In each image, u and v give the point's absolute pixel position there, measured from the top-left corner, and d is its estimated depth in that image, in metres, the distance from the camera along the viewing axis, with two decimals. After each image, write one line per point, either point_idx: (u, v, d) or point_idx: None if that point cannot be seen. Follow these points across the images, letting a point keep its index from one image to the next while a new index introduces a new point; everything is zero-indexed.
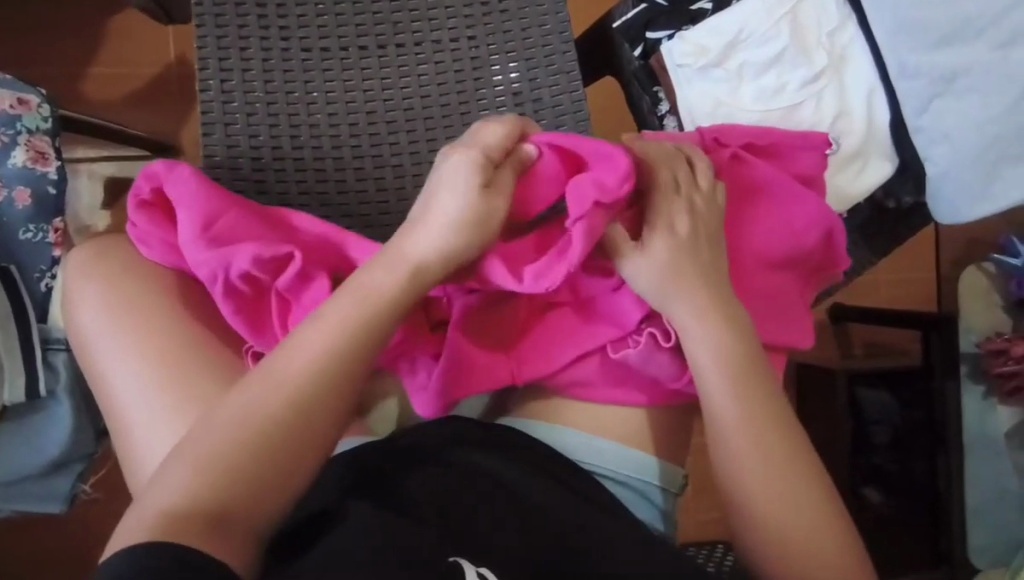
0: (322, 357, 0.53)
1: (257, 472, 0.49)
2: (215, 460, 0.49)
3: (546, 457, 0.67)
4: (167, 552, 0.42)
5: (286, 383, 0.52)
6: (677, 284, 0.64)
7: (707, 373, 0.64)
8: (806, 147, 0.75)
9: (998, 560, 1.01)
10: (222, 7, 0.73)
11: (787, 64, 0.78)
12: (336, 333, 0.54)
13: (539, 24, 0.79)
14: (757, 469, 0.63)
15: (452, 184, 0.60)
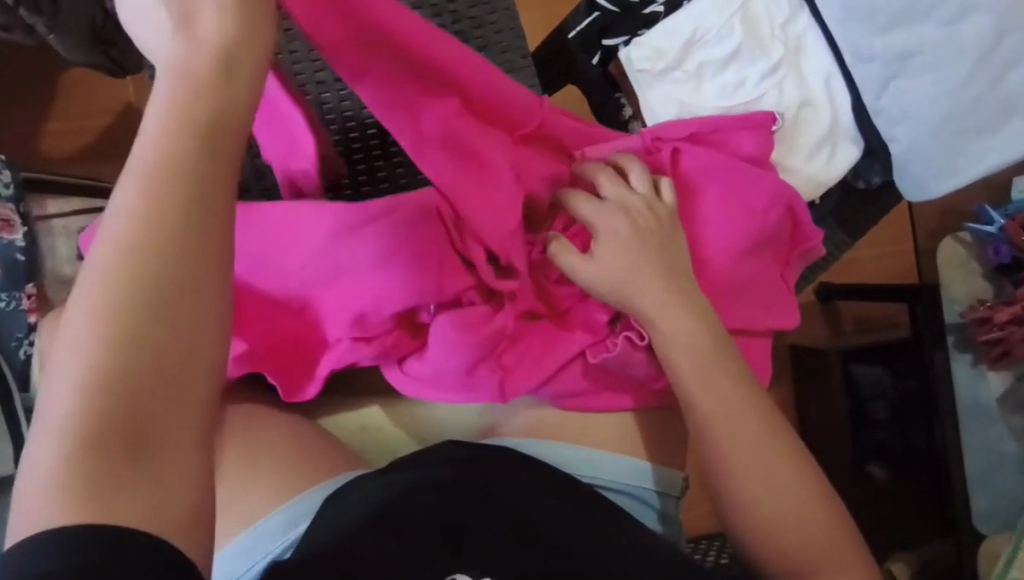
0: (175, 200, 0.37)
1: (153, 370, 0.34)
2: (107, 369, 0.34)
3: (537, 472, 0.66)
4: (104, 536, 0.31)
5: (148, 243, 0.36)
6: (629, 285, 0.65)
7: (676, 368, 0.64)
8: (744, 127, 0.74)
9: (1003, 524, 1.02)
10: None
11: (744, 59, 0.77)
12: (161, 167, 0.37)
13: (494, 41, 0.81)
14: (740, 465, 0.62)
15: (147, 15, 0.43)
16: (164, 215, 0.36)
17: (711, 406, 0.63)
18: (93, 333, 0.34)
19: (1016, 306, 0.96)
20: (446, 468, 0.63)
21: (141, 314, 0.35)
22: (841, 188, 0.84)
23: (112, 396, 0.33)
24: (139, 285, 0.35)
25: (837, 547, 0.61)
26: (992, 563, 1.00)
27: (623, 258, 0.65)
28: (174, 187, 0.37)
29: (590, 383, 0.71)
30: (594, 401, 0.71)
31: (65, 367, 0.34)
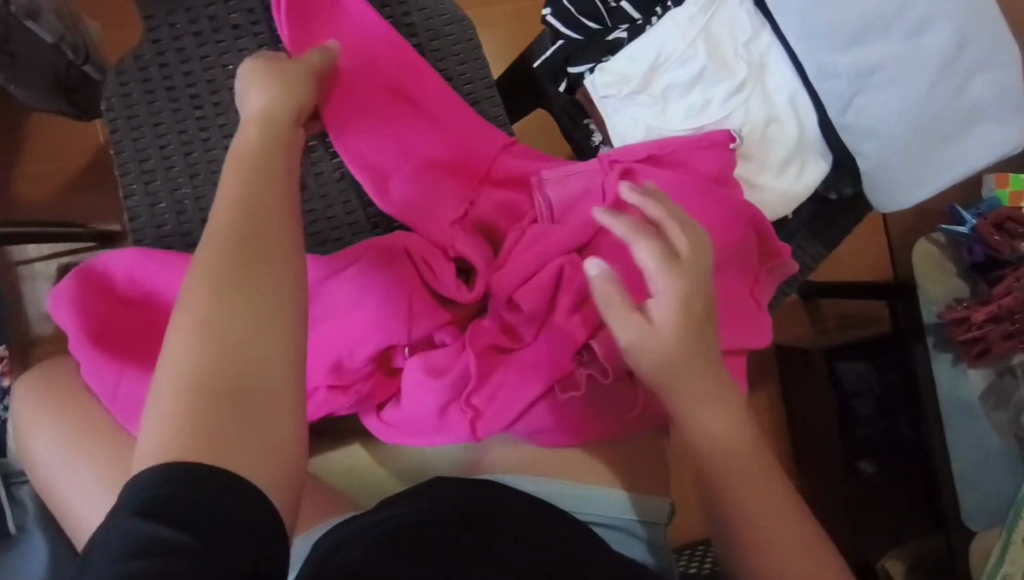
0: (255, 202, 0.51)
1: (249, 328, 0.47)
2: (215, 328, 0.46)
3: (527, 505, 0.67)
4: (192, 471, 0.42)
5: (243, 230, 0.49)
6: (684, 377, 0.56)
7: (700, 426, 0.58)
8: (704, 146, 0.73)
9: (992, 520, 1.03)
10: (132, 108, 0.73)
11: (708, 81, 0.77)
12: (247, 178, 0.52)
13: (460, 74, 0.81)
14: (750, 512, 0.58)
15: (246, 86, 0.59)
16: (247, 214, 0.50)
17: (705, 429, 0.58)
18: (197, 304, 0.47)
19: (992, 305, 0.97)
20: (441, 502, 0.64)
21: (225, 309, 0.47)
22: (814, 202, 0.84)
23: (220, 354, 0.45)
24: (231, 269, 0.48)
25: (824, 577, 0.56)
26: (984, 559, 1.01)
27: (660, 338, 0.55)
28: (250, 195, 0.51)
29: (573, 417, 0.71)
30: (576, 434, 0.71)
31: (185, 331, 0.46)
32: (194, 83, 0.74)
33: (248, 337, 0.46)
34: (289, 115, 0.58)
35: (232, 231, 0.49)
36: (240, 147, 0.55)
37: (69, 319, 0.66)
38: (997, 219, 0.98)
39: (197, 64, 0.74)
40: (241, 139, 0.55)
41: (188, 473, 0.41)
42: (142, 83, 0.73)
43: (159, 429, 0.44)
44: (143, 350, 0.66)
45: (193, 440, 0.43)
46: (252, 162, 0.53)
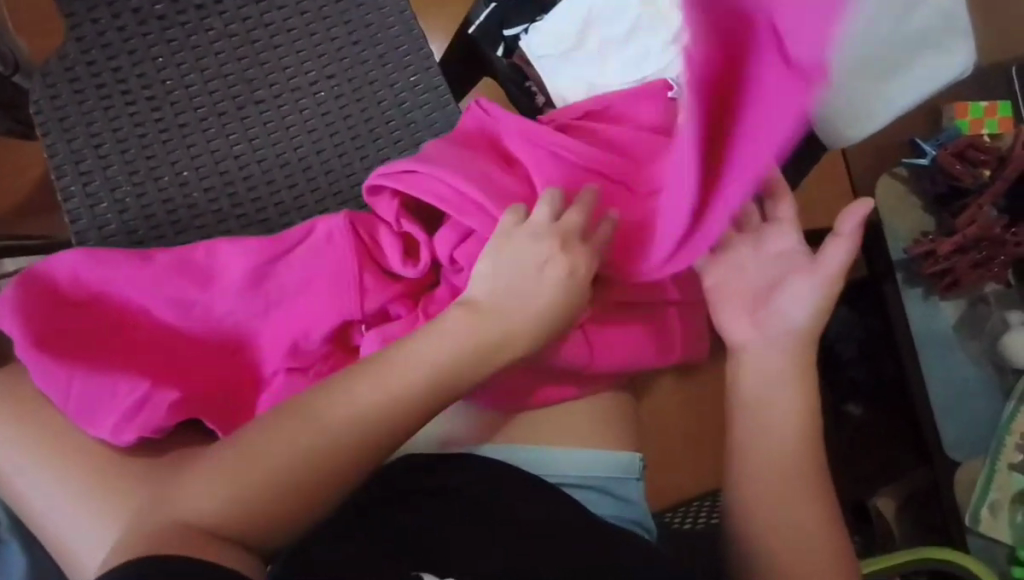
0: (385, 399, 0.60)
1: (315, 445, 0.58)
2: (303, 427, 0.59)
3: (505, 472, 0.68)
4: (145, 563, 0.49)
5: (380, 389, 0.60)
6: (785, 368, 0.72)
7: (774, 408, 0.72)
8: (639, 97, 0.73)
9: (976, 449, 1.03)
10: (64, 110, 0.72)
11: (645, 31, 0.75)
12: (430, 364, 0.61)
13: (395, 46, 0.79)
14: (774, 484, 0.70)
15: (518, 255, 0.63)
16: (377, 407, 0.60)
17: (770, 421, 0.72)
18: (322, 402, 0.60)
19: (958, 236, 0.97)
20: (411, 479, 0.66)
21: (311, 419, 0.59)
22: None
23: (285, 446, 0.58)
24: (358, 404, 0.59)
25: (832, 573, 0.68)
26: (969, 487, 1.02)
27: (797, 328, 0.72)
28: (405, 397, 0.61)
29: (527, 380, 0.71)
30: (535, 399, 0.72)
31: (292, 413, 0.59)
32: (124, 79, 0.74)
33: (316, 444, 0.58)
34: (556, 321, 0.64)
35: (385, 395, 0.60)
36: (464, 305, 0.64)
37: (12, 324, 0.65)
38: (957, 149, 0.98)
39: (126, 60, 0.74)
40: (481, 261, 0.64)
41: (139, 566, 0.48)
42: (69, 83, 0.73)
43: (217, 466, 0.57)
44: (94, 351, 0.66)
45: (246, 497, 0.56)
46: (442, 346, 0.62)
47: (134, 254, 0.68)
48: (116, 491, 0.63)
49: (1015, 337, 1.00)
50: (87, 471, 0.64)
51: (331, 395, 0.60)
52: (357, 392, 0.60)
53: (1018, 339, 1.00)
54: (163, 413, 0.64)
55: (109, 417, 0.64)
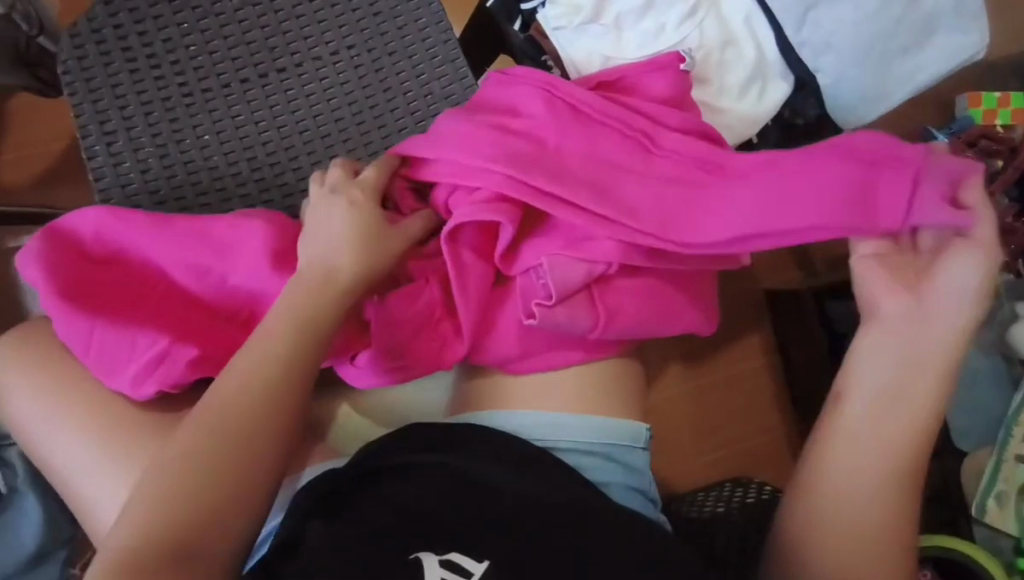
0: (259, 384, 0.61)
1: (228, 450, 0.59)
2: (217, 433, 0.59)
3: (512, 447, 0.69)
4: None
5: (257, 381, 0.61)
6: (915, 356, 0.64)
7: (889, 392, 0.64)
8: (651, 72, 0.74)
9: (983, 439, 1.03)
10: (91, 71, 0.75)
11: (661, 5, 0.77)
12: (280, 345, 0.62)
13: (414, 18, 0.81)
14: (863, 472, 0.64)
15: (326, 220, 0.67)
16: (258, 400, 0.61)
17: (879, 420, 0.64)
18: (223, 409, 0.60)
19: None
20: (419, 454, 0.68)
21: (218, 425, 0.60)
22: (780, 125, 0.83)
23: (212, 457, 0.58)
24: (245, 403, 0.60)
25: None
26: (976, 476, 1.01)
27: (959, 317, 0.63)
28: (279, 371, 0.62)
29: (528, 346, 0.72)
30: (539, 362, 0.73)
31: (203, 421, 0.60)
32: (149, 43, 0.76)
33: (233, 448, 0.59)
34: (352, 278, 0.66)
35: (254, 383, 0.61)
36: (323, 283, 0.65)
37: (37, 276, 0.67)
38: (970, 139, 0.99)
39: (152, 24, 0.76)
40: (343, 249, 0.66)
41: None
42: (97, 46, 0.75)
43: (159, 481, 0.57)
44: (114, 306, 0.68)
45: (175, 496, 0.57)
46: (295, 327, 0.63)
47: (151, 217, 0.69)
48: (133, 439, 0.65)
49: None
50: (102, 422, 0.65)
51: (215, 390, 0.61)
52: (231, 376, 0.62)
53: None
54: (180, 367, 0.66)
55: (128, 368, 0.65)
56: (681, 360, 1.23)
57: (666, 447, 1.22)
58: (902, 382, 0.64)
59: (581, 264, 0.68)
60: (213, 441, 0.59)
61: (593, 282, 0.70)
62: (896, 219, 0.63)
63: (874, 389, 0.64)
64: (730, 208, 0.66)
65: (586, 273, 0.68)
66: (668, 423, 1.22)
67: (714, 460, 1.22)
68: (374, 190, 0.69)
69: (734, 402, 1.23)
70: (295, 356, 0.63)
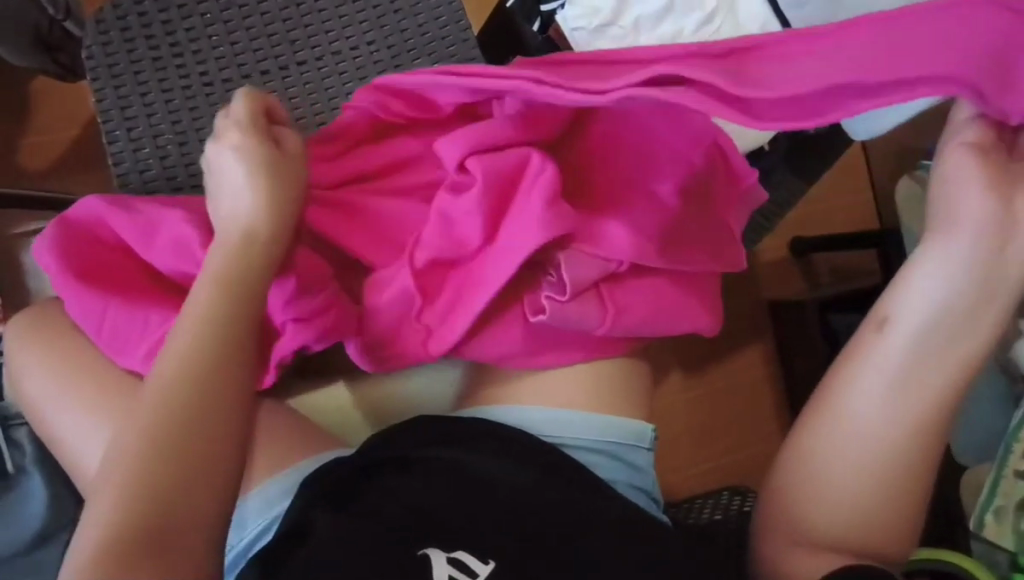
0: (197, 378, 0.58)
1: (181, 449, 0.56)
2: (159, 433, 0.56)
3: (517, 443, 0.69)
4: None
5: (190, 375, 0.58)
6: (974, 288, 0.63)
7: (932, 330, 0.64)
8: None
9: (983, 454, 1.05)
10: (114, 57, 0.75)
11: (679, 11, 0.78)
12: (207, 336, 0.60)
13: (434, 17, 0.82)
14: (887, 405, 0.66)
15: (229, 169, 0.64)
16: (193, 394, 0.58)
17: (913, 351, 0.65)
18: (160, 408, 0.57)
19: None
20: (422, 449, 0.68)
21: (165, 422, 0.56)
22: (792, 134, 0.84)
23: (173, 457, 0.55)
24: (184, 399, 0.57)
25: (889, 524, 0.67)
26: (975, 490, 1.02)
27: None
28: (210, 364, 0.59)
29: (535, 341, 0.73)
30: (547, 359, 0.73)
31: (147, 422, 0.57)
32: (172, 31, 0.77)
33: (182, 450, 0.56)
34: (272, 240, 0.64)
35: (185, 379, 0.58)
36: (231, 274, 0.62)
37: (51, 261, 0.68)
38: None
39: (176, 12, 0.77)
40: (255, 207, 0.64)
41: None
42: (121, 32, 0.76)
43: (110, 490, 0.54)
44: (132, 289, 0.68)
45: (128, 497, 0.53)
46: (220, 319, 0.60)
47: (144, 220, 0.69)
48: None
49: None
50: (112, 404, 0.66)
51: (156, 393, 0.58)
52: (167, 369, 0.59)
53: None
54: None
55: (142, 350, 0.66)
56: (682, 367, 1.23)
57: (664, 455, 1.21)
58: (959, 304, 0.63)
59: (595, 260, 0.69)
60: (155, 440, 0.56)
61: (602, 280, 0.71)
62: (1001, 104, 0.56)
63: (930, 311, 0.64)
64: (872, 54, 0.55)
65: (599, 270, 0.70)
66: (669, 429, 1.22)
67: (713, 468, 1.22)
68: (252, 129, 0.65)
69: (734, 410, 1.24)
70: (225, 358, 0.60)
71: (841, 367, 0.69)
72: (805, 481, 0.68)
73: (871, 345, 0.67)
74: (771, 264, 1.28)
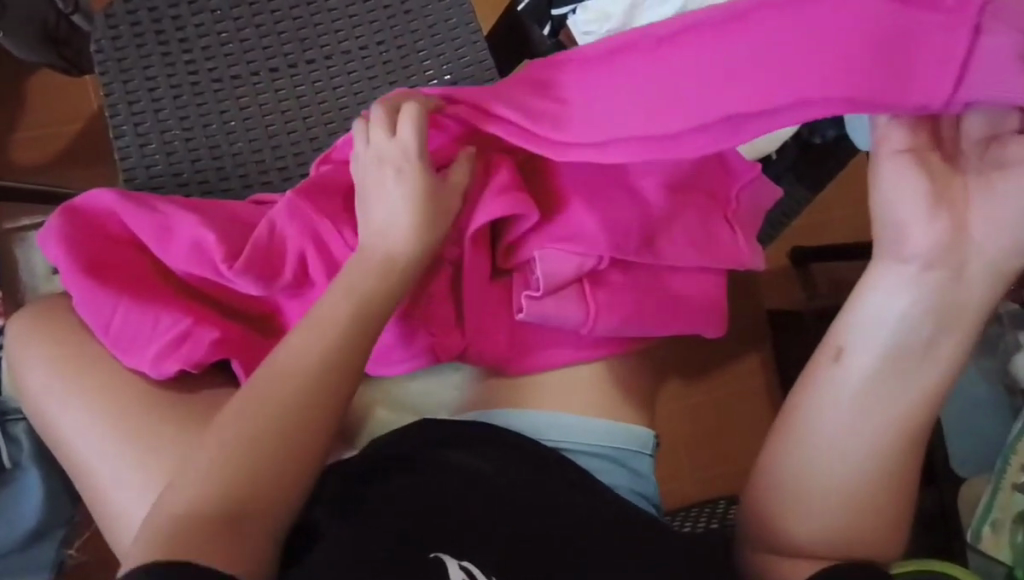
0: (297, 391, 0.59)
1: (275, 454, 0.57)
2: (258, 436, 0.57)
3: (522, 445, 0.69)
4: (183, 569, 0.48)
5: (293, 384, 0.59)
6: (931, 310, 0.59)
7: (890, 357, 0.61)
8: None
9: (981, 467, 1.04)
10: (123, 51, 0.75)
11: (690, 19, 0.80)
12: (316, 358, 0.60)
13: (445, 19, 0.81)
14: (856, 420, 0.63)
15: (388, 192, 0.66)
16: (295, 410, 0.58)
17: (876, 379, 0.62)
18: (263, 410, 0.58)
19: None
20: (426, 449, 0.67)
21: (263, 425, 0.57)
22: (798, 144, 0.85)
23: (250, 450, 0.56)
24: (284, 408, 0.58)
25: (872, 531, 0.65)
26: (974, 503, 1.01)
27: (994, 250, 0.57)
28: (319, 381, 0.59)
29: (531, 340, 0.73)
30: (547, 362, 0.73)
31: (241, 417, 0.58)
32: (182, 27, 0.76)
33: (271, 457, 0.56)
34: (409, 271, 0.65)
35: (289, 395, 0.58)
36: (351, 298, 0.63)
37: (58, 253, 0.67)
38: None
39: (186, 8, 0.76)
40: (401, 235, 0.65)
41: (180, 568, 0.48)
42: (130, 27, 0.75)
43: (197, 470, 0.56)
44: (139, 286, 0.68)
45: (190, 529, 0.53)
46: (330, 343, 0.61)
47: (156, 221, 0.69)
48: (148, 422, 0.64)
49: None
50: (113, 402, 0.65)
51: (256, 394, 0.59)
52: (269, 379, 0.59)
53: None
54: (206, 348, 0.66)
55: (148, 348, 0.65)
56: (683, 374, 1.23)
57: (661, 462, 1.21)
58: (916, 329, 0.60)
59: (573, 257, 0.69)
60: (238, 465, 0.56)
61: (585, 277, 0.71)
62: (938, 94, 0.54)
63: (880, 343, 0.61)
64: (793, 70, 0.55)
65: (577, 267, 0.70)
66: (668, 436, 1.22)
67: (712, 476, 1.22)
68: (418, 143, 0.65)
69: (735, 417, 1.24)
70: (332, 382, 0.60)
71: (796, 395, 0.66)
72: (775, 495, 0.66)
73: (828, 377, 0.64)
74: (771, 272, 1.29)
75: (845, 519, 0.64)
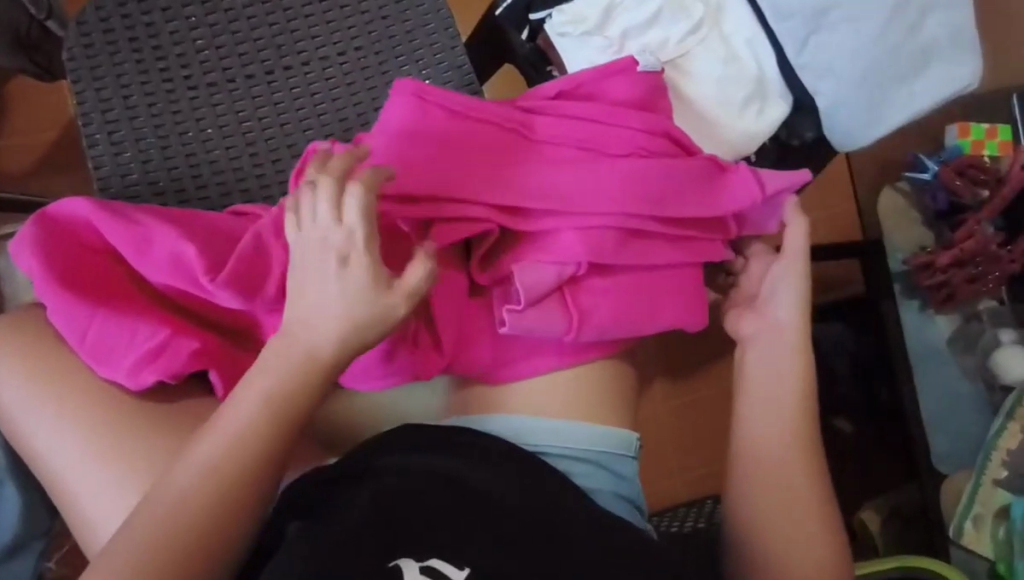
0: (253, 434, 0.59)
1: (231, 491, 0.57)
2: (213, 471, 0.57)
3: (502, 450, 0.69)
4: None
5: (252, 424, 0.59)
6: (782, 363, 0.74)
7: (775, 386, 0.73)
8: (606, 76, 0.76)
9: (961, 463, 1.05)
10: (96, 59, 0.74)
11: (665, 21, 0.81)
12: (272, 397, 0.60)
13: (423, 24, 0.81)
14: (783, 427, 0.73)
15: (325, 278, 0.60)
16: (252, 450, 0.59)
17: (769, 405, 0.73)
18: (218, 451, 0.58)
19: (955, 249, 1.01)
20: (405, 455, 0.67)
21: (222, 466, 0.58)
22: (776, 145, 0.84)
23: (208, 488, 0.57)
24: (240, 450, 0.58)
25: (813, 542, 0.70)
26: (955, 500, 1.02)
27: (793, 322, 0.75)
28: (270, 420, 0.59)
29: (510, 351, 0.73)
30: (526, 369, 0.73)
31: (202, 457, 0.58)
32: (156, 34, 0.76)
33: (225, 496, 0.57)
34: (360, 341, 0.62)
35: (243, 440, 0.59)
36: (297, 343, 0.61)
37: (32, 263, 0.66)
38: (958, 166, 1.03)
39: (160, 15, 0.76)
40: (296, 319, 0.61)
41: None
42: (104, 34, 0.74)
43: (155, 506, 0.56)
44: (116, 296, 0.67)
45: (178, 520, 0.56)
46: (288, 385, 0.60)
47: (134, 237, 0.67)
48: (127, 433, 0.64)
49: (1005, 354, 1.03)
50: (89, 413, 0.64)
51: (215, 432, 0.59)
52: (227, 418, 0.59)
53: (1009, 355, 1.02)
54: (184, 359, 0.66)
55: (125, 359, 0.65)
56: (667, 375, 1.24)
57: (647, 463, 1.22)
58: (776, 377, 0.74)
59: (550, 266, 0.70)
60: (218, 475, 0.57)
61: (569, 287, 0.71)
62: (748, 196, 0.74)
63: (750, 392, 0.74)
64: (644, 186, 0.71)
65: (556, 276, 0.70)
66: (652, 437, 1.22)
67: (696, 476, 1.22)
68: (366, 225, 0.60)
69: (719, 417, 1.25)
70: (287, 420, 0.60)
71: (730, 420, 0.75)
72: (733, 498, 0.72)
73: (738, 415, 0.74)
74: None
75: (799, 518, 0.70)
